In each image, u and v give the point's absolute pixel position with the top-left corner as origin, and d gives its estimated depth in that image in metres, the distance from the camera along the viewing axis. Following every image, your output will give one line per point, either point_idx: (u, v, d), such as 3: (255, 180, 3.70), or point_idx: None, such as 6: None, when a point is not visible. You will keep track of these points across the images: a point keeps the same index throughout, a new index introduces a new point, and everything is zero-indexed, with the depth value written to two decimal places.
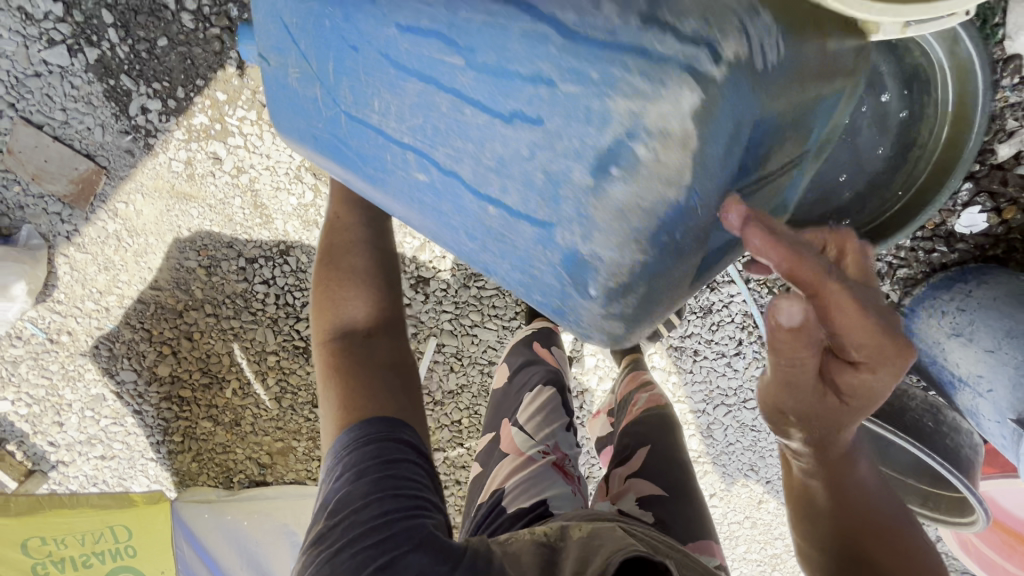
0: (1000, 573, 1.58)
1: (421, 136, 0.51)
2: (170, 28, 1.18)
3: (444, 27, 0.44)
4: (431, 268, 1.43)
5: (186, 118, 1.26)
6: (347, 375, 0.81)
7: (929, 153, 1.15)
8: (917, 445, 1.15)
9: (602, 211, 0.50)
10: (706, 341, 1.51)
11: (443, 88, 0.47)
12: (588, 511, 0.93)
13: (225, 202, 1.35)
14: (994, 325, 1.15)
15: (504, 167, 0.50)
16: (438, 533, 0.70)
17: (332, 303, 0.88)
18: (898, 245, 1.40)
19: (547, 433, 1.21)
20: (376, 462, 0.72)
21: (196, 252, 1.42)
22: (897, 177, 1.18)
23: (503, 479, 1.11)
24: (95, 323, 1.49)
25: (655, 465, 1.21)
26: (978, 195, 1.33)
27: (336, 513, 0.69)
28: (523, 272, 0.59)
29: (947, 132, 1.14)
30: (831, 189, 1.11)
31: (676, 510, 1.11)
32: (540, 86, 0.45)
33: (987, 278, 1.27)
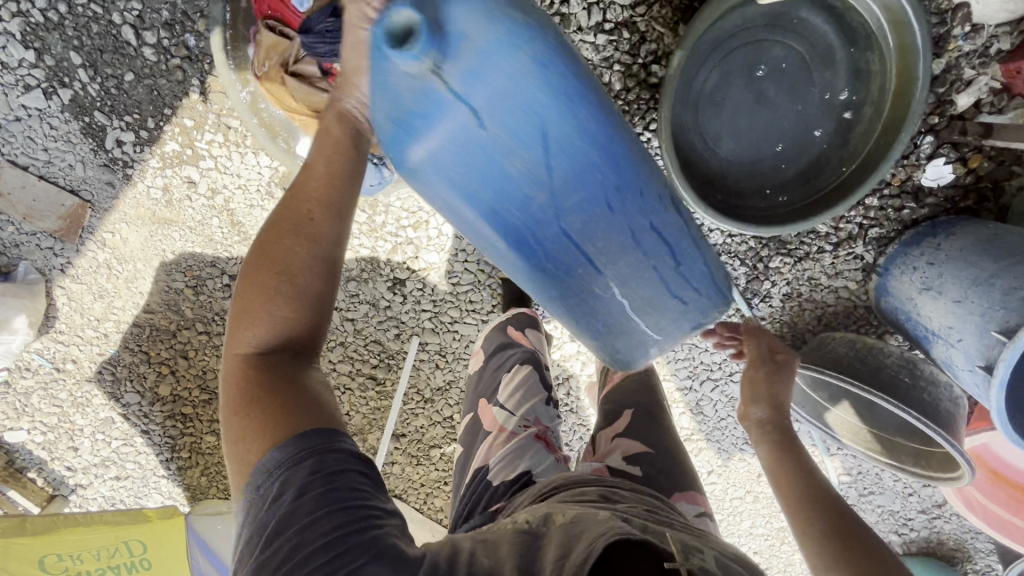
0: (1009, 530, 1.54)
1: (556, 220, 0.84)
2: (134, 63, 1.25)
3: (612, 197, 0.84)
4: (406, 269, 1.47)
5: (159, 146, 1.33)
6: (258, 393, 0.68)
7: (875, 108, 1.19)
8: (891, 402, 1.15)
9: (641, 307, 0.93)
10: None
11: (589, 213, 0.85)
12: (575, 475, 0.99)
13: (204, 224, 1.42)
14: (960, 276, 1.14)
15: (600, 264, 0.90)
16: (397, 541, 0.65)
17: (264, 304, 0.70)
18: (865, 205, 1.39)
19: (527, 409, 1.22)
20: (319, 476, 0.63)
21: (183, 274, 1.48)
22: (852, 135, 1.23)
23: (487, 457, 1.12)
24: (97, 349, 1.57)
25: (638, 428, 1.31)
26: (941, 147, 1.32)
27: (272, 544, 0.61)
28: (571, 307, 0.95)
29: (892, 85, 1.15)
30: (772, 154, 1.27)
31: (661, 468, 1.19)
32: (637, 243, 0.89)
33: (955, 230, 1.27)
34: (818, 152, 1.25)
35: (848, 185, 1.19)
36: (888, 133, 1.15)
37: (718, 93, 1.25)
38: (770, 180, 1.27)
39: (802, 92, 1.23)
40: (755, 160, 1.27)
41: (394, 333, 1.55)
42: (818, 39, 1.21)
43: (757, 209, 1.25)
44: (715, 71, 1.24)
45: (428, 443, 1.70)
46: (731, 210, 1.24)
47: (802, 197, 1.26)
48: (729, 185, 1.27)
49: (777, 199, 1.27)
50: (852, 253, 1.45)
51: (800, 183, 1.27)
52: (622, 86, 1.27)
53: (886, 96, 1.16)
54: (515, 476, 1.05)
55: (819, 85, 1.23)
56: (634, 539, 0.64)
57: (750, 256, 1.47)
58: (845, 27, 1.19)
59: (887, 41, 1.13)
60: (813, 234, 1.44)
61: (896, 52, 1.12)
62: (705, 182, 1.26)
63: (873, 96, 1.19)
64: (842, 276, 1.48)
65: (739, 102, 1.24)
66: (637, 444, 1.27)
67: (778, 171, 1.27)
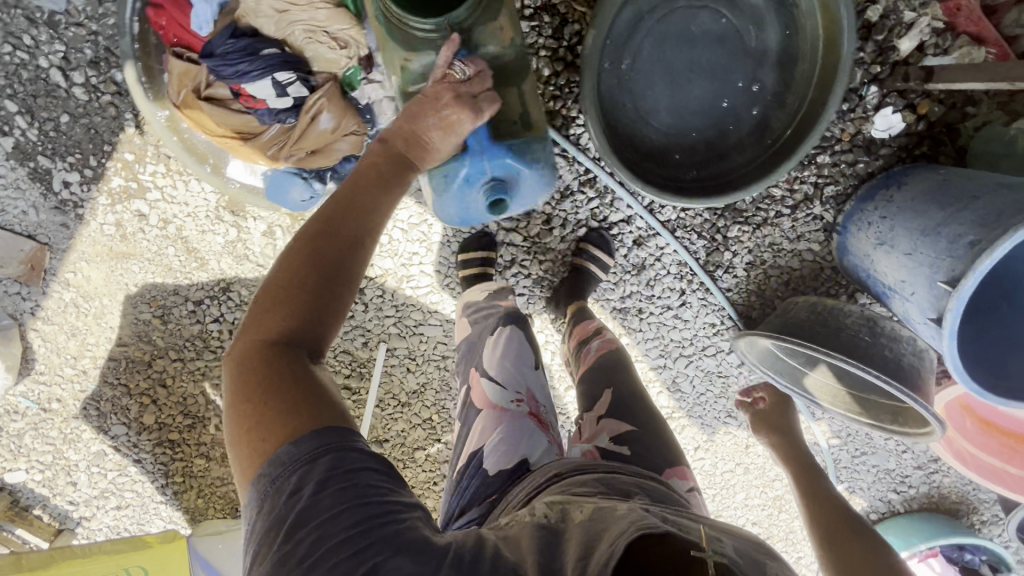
0: (1003, 479, 1.49)
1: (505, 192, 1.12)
2: (68, 104, 1.27)
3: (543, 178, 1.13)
4: (364, 277, 1.47)
5: (104, 183, 1.35)
6: (276, 384, 0.68)
7: (810, 60, 1.14)
8: (848, 362, 1.14)
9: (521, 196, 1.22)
10: (648, 297, 1.50)
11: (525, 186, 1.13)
12: (580, 467, 0.92)
13: (160, 254, 1.44)
14: (911, 227, 1.11)
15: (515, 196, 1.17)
16: (419, 532, 0.65)
17: (296, 297, 0.73)
18: (817, 164, 1.36)
19: (517, 380, 1.15)
20: (337, 472, 0.64)
21: (148, 305, 1.50)
22: (791, 93, 1.18)
23: (479, 442, 1.05)
24: (78, 386, 1.61)
25: (619, 403, 1.16)
26: (887, 96, 1.28)
27: (290, 537, 0.62)
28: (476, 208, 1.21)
29: (822, 34, 1.11)
30: (712, 120, 1.21)
31: (650, 443, 1.08)
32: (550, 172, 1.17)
33: (908, 179, 1.23)
34: (761, 114, 1.21)
35: (794, 143, 1.14)
36: (827, 84, 1.10)
37: (647, 63, 1.20)
38: (713, 148, 1.23)
39: (733, 54, 1.19)
40: (695, 131, 1.23)
41: (361, 341, 1.56)
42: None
43: (700, 181, 1.21)
44: (643, 42, 1.19)
45: (412, 446, 1.70)
46: (673, 183, 1.20)
47: (750, 160, 1.21)
48: (671, 158, 1.24)
49: (723, 168, 1.22)
50: (811, 214, 1.41)
51: (745, 147, 1.22)
52: (551, 71, 1.25)
53: (817, 49, 1.12)
54: (512, 466, 1.00)
55: (750, 46, 1.19)
56: (655, 533, 0.62)
57: (708, 227, 1.44)
58: None
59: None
60: (769, 198, 1.41)
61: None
62: (644, 158, 1.22)
63: (806, 48, 1.15)
64: (805, 239, 1.44)
65: (670, 71, 1.20)
66: (620, 422, 1.12)
67: (721, 139, 1.22)
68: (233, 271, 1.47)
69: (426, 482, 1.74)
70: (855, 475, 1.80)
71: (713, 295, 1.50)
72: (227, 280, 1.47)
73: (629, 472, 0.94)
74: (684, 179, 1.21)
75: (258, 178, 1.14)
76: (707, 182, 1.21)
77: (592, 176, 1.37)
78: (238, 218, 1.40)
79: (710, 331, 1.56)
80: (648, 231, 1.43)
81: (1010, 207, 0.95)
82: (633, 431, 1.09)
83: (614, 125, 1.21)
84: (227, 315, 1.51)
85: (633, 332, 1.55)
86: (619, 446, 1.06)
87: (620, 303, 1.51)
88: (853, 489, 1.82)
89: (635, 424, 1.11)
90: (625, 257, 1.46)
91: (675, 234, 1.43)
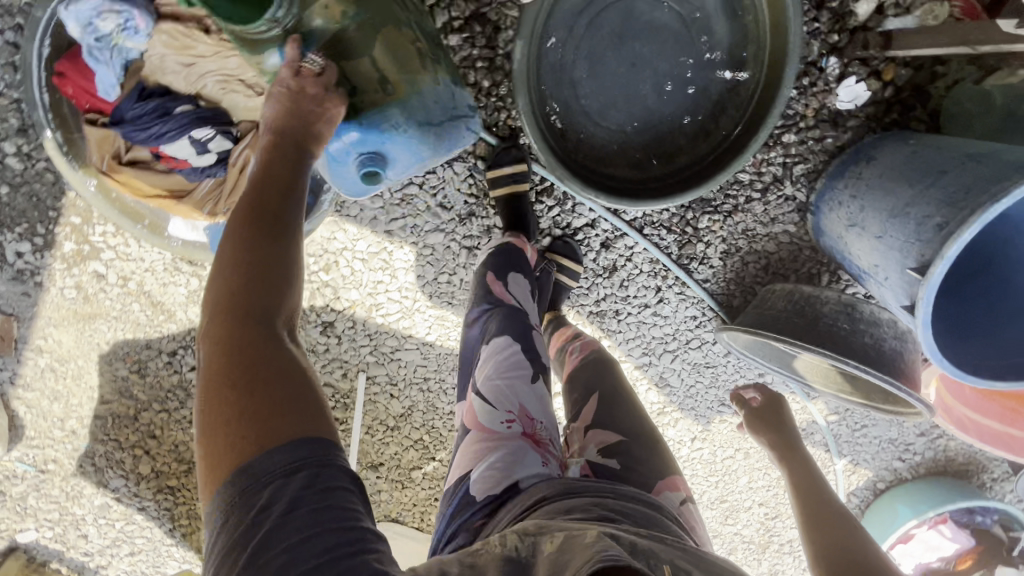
0: (1012, 444, 1.42)
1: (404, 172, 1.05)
2: (5, 175, 1.26)
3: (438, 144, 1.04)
4: (332, 311, 1.44)
5: (57, 248, 1.34)
6: (249, 377, 0.65)
7: (757, 40, 1.08)
8: (827, 354, 1.11)
9: None
10: (624, 298, 1.47)
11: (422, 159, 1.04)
12: (570, 492, 0.87)
13: (126, 310, 1.42)
14: (880, 208, 1.06)
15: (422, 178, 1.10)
16: (387, 565, 0.61)
17: (244, 300, 0.69)
18: (783, 143, 1.30)
19: (509, 397, 1.00)
20: (311, 490, 0.61)
21: (123, 361, 1.49)
22: (744, 76, 1.11)
23: (466, 465, 0.96)
24: (70, 445, 1.62)
25: (608, 411, 1.10)
26: (850, 65, 1.21)
27: (255, 563, 0.58)
28: None
29: (766, 11, 1.04)
30: (661, 113, 1.16)
31: (639, 455, 1.02)
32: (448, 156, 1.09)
33: (877, 153, 1.17)
34: (715, 100, 1.14)
35: (749, 130, 1.09)
36: (776, 66, 1.05)
37: (587, 62, 1.13)
38: (668, 142, 1.17)
39: (676, 41, 1.12)
40: (647, 126, 1.17)
41: (340, 373, 1.55)
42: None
43: (657, 179, 1.16)
44: (580, 41, 1.12)
45: (408, 467, 1.69)
46: (628, 185, 1.15)
47: (707, 151, 1.15)
48: (624, 158, 1.18)
49: (679, 162, 1.17)
50: (782, 195, 1.35)
51: (701, 139, 1.16)
52: (490, 82, 1.20)
53: (763, 30, 1.06)
54: (501, 491, 0.91)
55: (695, 31, 1.11)
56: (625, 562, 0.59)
57: (676, 221, 1.39)
58: None
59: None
60: (737, 184, 1.35)
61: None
62: (596, 161, 1.17)
63: (752, 27, 1.08)
64: (779, 222, 1.38)
65: (613, 66, 1.13)
66: (607, 432, 1.06)
67: (675, 132, 1.16)
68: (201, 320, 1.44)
69: (428, 500, 1.73)
70: (858, 447, 1.77)
71: (690, 288, 1.45)
72: (196, 328, 1.45)
73: (619, 496, 0.89)
74: (639, 179, 1.16)
75: (201, 233, 1.11)
76: (664, 180, 1.16)
77: (548, 185, 1.33)
78: (196, 267, 1.38)
79: (692, 323, 1.52)
80: (614, 232, 1.39)
81: (978, 182, 0.89)
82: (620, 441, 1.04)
83: (560, 133, 1.15)
84: None
85: (613, 334, 1.51)
86: (605, 457, 1.01)
87: (595, 308, 1.47)
88: (858, 461, 1.79)
89: (624, 436, 1.05)
90: (595, 261, 1.42)
91: (642, 232, 1.38)
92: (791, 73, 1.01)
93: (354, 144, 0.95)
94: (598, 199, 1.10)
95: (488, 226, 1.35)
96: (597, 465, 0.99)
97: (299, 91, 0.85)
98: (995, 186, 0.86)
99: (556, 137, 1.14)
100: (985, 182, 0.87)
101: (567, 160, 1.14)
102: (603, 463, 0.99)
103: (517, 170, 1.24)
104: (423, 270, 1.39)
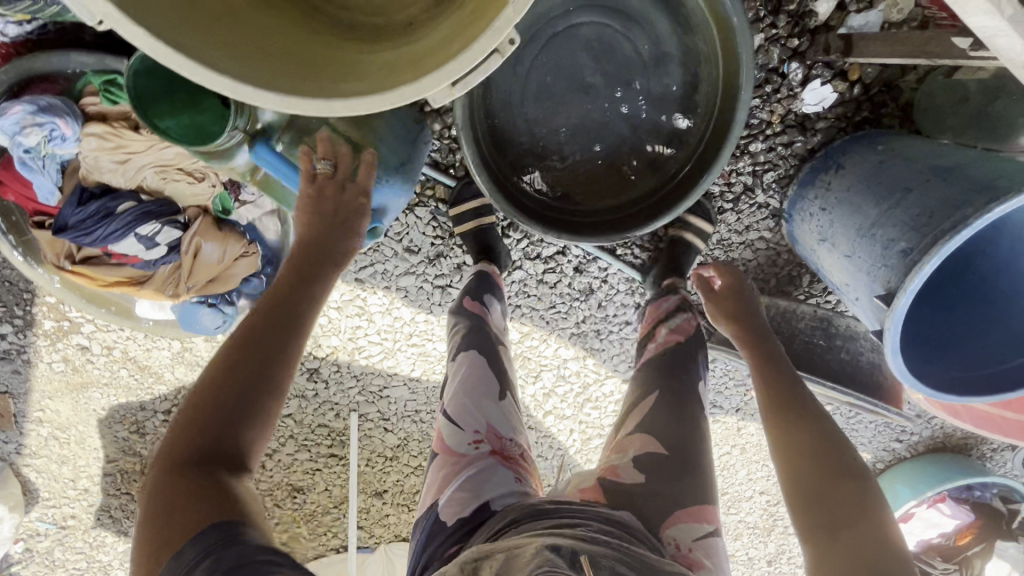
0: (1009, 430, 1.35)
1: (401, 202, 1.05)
2: None
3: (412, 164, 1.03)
4: (316, 358, 1.46)
5: (39, 327, 1.36)
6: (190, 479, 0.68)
7: (710, 60, 1.04)
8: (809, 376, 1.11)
9: None
10: (604, 318, 1.46)
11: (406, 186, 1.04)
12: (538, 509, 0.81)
13: (115, 377, 1.45)
14: (847, 225, 1.02)
15: None
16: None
17: (219, 397, 0.73)
18: (751, 153, 1.26)
19: (475, 416, 0.99)
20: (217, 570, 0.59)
21: (121, 423, 1.53)
22: (700, 98, 1.08)
23: (437, 490, 0.93)
24: (85, 502, 1.67)
25: (657, 417, 1.00)
26: (814, 68, 1.15)
27: None
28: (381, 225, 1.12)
29: (715, 33, 1.00)
30: (619, 140, 1.13)
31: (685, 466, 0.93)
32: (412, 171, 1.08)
33: (845, 160, 1.13)
34: (673, 122, 1.11)
35: (711, 154, 1.06)
36: (731, 88, 1.01)
37: (535, 96, 1.10)
38: (628, 168, 1.14)
39: (627, 67, 1.09)
40: (605, 153, 1.13)
41: (333, 414, 1.57)
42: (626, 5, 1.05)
43: (619, 207, 1.14)
44: (527, 77, 1.09)
45: (412, 492, 1.72)
46: (589, 218, 1.13)
47: (669, 175, 1.12)
48: (582, 187, 1.14)
49: (640, 187, 1.14)
50: (755, 203, 1.32)
51: (662, 163, 1.13)
52: (441, 125, 1.18)
53: (714, 53, 1.03)
54: (469, 514, 0.86)
55: (645, 56, 1.08)
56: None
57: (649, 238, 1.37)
58: None
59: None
60: (707, 196, 1.32)
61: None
62: (554, 194, 1.14)
63: (703, 47, 1.04)
64: (754, 229, 1.35)
65: (563, 98, 1.10)
66: (652, 441, 0.96)
67: (634, 157, 1.13)
68: (190, 378, 1.46)
69: None
70: (856, 433, 1.77)
71: None
72: (186, 387, 1.48)
73: (588, 513, 0.81)
74: (601, 209, 1.14)
75: (168, 311, 1.11)
76: (626, 208, 1.14)
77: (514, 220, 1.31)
78: None
79: None
80: (586, 257, 1.37)
81: (941, 205, 0.86)
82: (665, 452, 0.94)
83: (517, 173, 1.13)
84: None
85: (598, 352, 1.51)
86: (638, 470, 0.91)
87: (576, 329, 1.47)
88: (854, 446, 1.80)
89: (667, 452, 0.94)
90: (570, 285, 1.40)
91: (614, 253, 1.36)
92: (746, 98, 0.98)
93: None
94: (556, 237, 1.09)
95: (458, 264, 1.34)
96: (605, 486, 0.90)
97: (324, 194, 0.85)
98: (956, 213, 0.83)
99: (512, 176, 1.12)
100: (946, 208, 0.85)
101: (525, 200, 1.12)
102: (631, 475, 0.91)
103: (479, 209, 1.23)
104: (399, 312, 1.39)
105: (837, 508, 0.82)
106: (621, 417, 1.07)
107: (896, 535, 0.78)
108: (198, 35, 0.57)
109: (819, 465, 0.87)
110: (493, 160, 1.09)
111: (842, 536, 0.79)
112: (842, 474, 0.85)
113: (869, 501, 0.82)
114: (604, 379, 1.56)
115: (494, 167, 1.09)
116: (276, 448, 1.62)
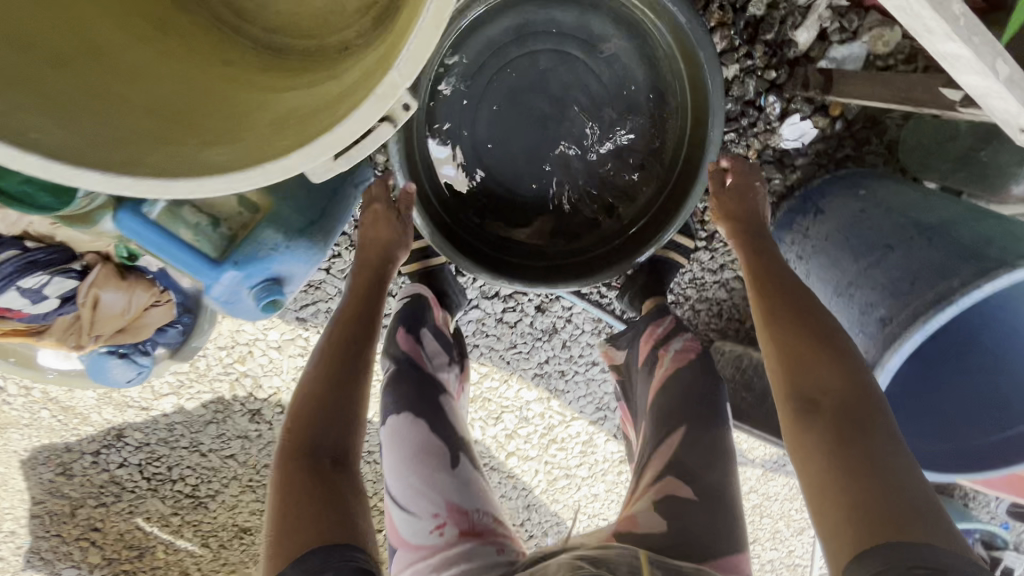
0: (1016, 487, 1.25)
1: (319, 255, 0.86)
2: None
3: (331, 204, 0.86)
4: (256, 399, 1.34)
5: None
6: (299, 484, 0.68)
7: (677, 94, 0.98)
8: None
9: None
10: (568, 359, 1.36)
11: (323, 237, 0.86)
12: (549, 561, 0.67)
13: (36, 418, 1.33)
14: (825, 281, 0.93)
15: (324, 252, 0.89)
16: None
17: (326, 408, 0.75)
18: None
19: (429, 498, 0.86)
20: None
21: (46, 464, 1.41)
22: (667, 136, 1.00)
23: None
24: (12, 544, 1.54)
25: (687, 455, 0.89)
26: (793, 101, 1.06)
27: None
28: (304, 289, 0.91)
29: (682, 65, 0.94)
30: (578, 177, 1.04)
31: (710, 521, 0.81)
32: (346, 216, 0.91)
33: (825, 205, 1.03)
34: (637, 159, 1.03)
35: (678, 196, 0.96)
36: (700, 124, 0.94)
37: (486, 128, 1.01)
38: (588, 208, 1.04)
39: (589, 100, 1.01)
40: (564, 191, 1.04)
41: None
42: (588, 34, 0.98)
43: (575, 250, 1.03)
44: (478, 109, 1.00)
45: None
46: (540, 262, 1.02)
47: (633, 216, 1.02)
48: (536, 228, 1.04)
49: (600, 229, 1.04)
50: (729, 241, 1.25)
51: (626, 202, 1.03)
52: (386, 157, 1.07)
53: (681, 87, 0.96)
54: None
55: (607, 89, 1.01)
56: None
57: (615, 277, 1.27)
58: (616, 19, 0.97)
59: (657, 23, 0.93)
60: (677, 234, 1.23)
61: (666, 31, 0.93)
62: (506, 234, 1.04)
63: (671, 79, 0.97)
64: (728, 267, 1.27)
65: (517, 131, 1.01)
66: (677, 484, 0.86)
67: (595, 195, 1.04)
68: (119, 419, 1.35)
69: None
70: None
71: None
72: (116, 427, 1.36)
73: (594, 548, 0.69)
74: (555, 252, 1.03)
75: (74, 361, 1.00)
76: (582, 251, 1.03)
77: None
78: None
79: None
80: (548, 296, 1.27)
81: (925, 269, 0.78)
82: (689, 500, 0.83)
83: (466, 211, 1.03)
84: (129, 457, 1.41)
85: (562, 393, 1.42)
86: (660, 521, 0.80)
87: (539, 370, 1.37)
88: None
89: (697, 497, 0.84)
90: (532, 326, 1.30)
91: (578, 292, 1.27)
92: (718, 135, 0.89)
93: (239, 277, 0.77)
94: (497, 282, 0.96)
95: None
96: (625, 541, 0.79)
97: (375, 214, 0.91)
98: (942, 281, 0.74)
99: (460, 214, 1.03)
100: (930, 276, 0.76)
101: (469, 241, 1.01)
102: (650, 524, 0.80)
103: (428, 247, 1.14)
104: None
105: (821, 385, 0.72)
106: (637, 465, 0.96)
107: (883, 411, 0.69)
108: (13, 98, 0.50)
109: (800, 336, 0.77)
110: (436, 197, 1.00)
111: (824, 407, 0.70)
112: (827, 348, 0.74)
113: (856, 375, 0.72)
114: (569, 421, 1.46)
115: (436, 204, 1.00)
116: (217, 491, 1.50)
